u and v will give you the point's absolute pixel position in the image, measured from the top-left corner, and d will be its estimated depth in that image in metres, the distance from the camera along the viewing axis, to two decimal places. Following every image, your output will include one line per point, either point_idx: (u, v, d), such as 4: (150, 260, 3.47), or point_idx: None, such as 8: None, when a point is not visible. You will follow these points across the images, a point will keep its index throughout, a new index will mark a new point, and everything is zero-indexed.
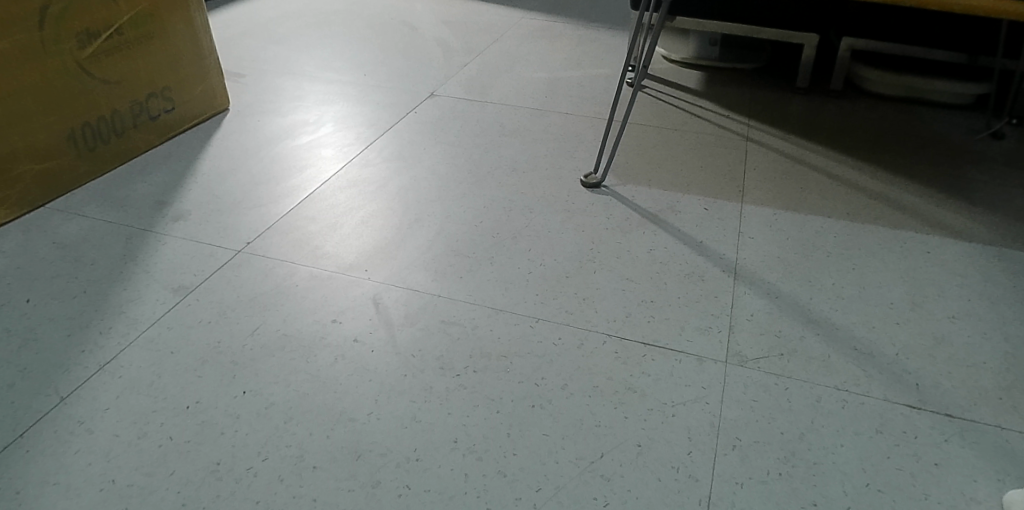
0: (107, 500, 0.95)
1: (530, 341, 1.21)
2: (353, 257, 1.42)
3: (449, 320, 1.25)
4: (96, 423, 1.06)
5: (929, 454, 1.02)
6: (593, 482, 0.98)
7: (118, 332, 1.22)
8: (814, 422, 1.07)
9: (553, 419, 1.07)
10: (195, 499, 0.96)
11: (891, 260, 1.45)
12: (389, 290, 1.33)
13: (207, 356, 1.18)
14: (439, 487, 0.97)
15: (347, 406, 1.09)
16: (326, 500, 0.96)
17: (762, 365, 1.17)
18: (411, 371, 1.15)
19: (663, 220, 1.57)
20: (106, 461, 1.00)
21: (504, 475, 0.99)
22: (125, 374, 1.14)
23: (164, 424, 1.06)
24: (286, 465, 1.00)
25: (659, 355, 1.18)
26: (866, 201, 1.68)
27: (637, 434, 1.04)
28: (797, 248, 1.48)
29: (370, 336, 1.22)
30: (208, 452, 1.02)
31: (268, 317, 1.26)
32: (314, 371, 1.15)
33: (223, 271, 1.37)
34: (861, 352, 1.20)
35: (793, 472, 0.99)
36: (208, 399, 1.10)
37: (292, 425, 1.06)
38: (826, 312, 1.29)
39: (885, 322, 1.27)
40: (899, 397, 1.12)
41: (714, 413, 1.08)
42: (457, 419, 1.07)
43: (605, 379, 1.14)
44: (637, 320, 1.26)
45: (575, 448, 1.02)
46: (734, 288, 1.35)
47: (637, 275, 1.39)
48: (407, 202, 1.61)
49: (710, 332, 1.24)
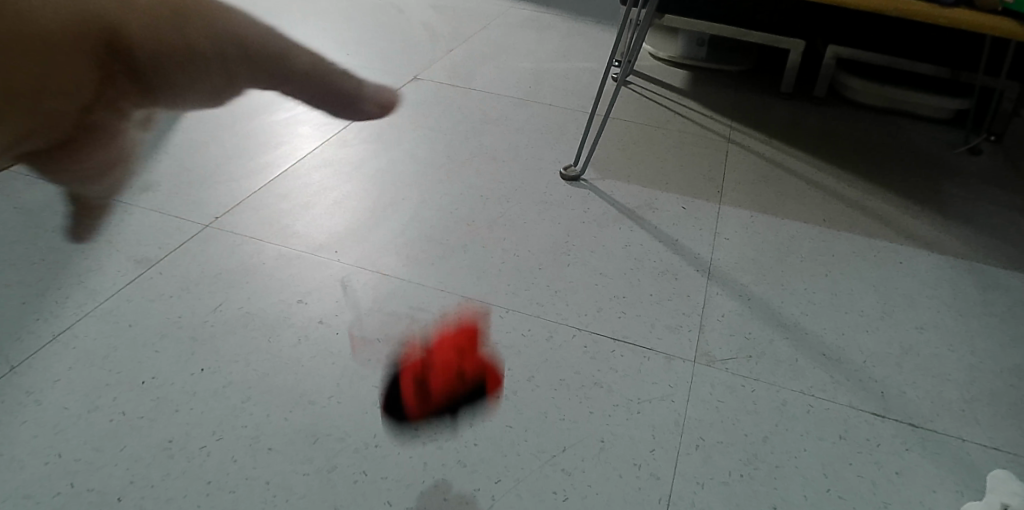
0: (51, 475, 0.92)
1: (499, 330, 1.19)
2: (324, 237, 1.39)
3: (418, 306, 1.23)
4: (45, 394, 1.02)
5: (890, 462, 1.02)
6: (553, 476, 0.95)
7: (75, 302, 1.18)
8: (780, 425, 1.05)
9: (517, 411, 1.04)
10: (144, 477, 0.92)
11: (865, 270, 1.45)
12: (358, 272, 1.30)
13: (168, 330, 1.14)
14: (396, 475, 0.95)
15: (309, 388, 1.06)
16: (279, 482, 0.93)
17: (730, 366, 1.16)
18: (375, 355, 1.12)
19: (640, 217, 1.56)
20: (54, 433, 0.97)
21: (463, 464, 0.96)
22: (78, 345, 1.10)
23: (116, 398, 1.02)
24: (241, 446, 0.97)
25: (628, 351, 1.17)
26: (841, 208, 1.69)
27: (601, 429, 1.02)
28: (772, 252, 1.49)
29: (337, 319, 1.19)
30: (160, 429, 0.98)
31: (232, 294, 1.22)
32: (276, 351, 1.12)
33: (188, 245, 1.34)
34: (828, 358, 1.20)
35: (755, 474, 0.97)
36: (165, 374, 1.07)
37: (250, 405, 1.03)
38: (797, 317, 1.30)
39: (854, 329, 1.28)
40: (863, 404, 1.12)
41: (680, 412, 1.05)
42: (420, 407, 1.04)
43: (572, 372, 1.12)
44: (608, 315, 1.25)
45: (538, 441, 1.00)
46: (707, 289, 1.34)
47: (611, 270, 1.37)
48: (383, 185, 1.58)
49: (680, 331, 1.23)
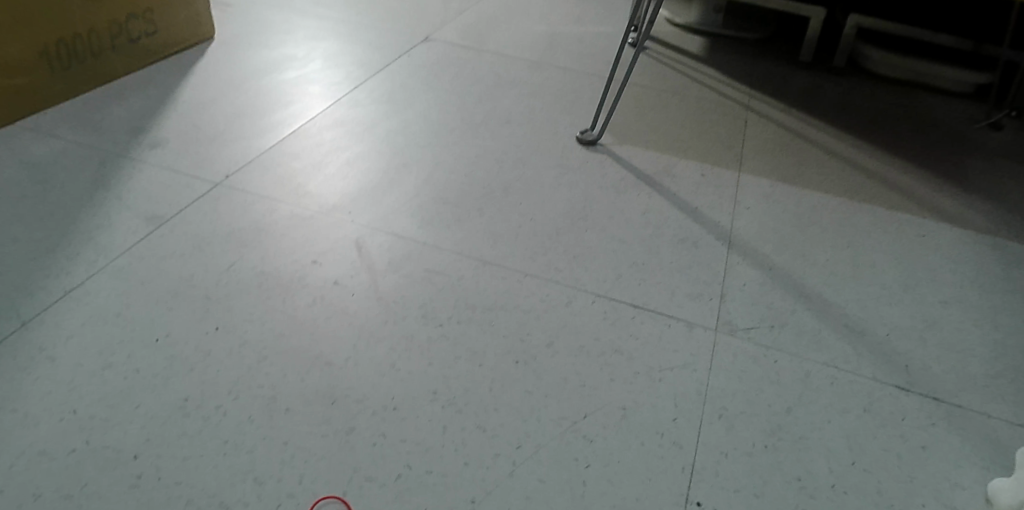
0: (65, 431, 0.90)
1: (517, 295, 1.17)
2: (337, 198, 1.36)
3: (434, 269, 1.21)
4: (59, 351, 1.00)
5: (914, 437, 1.00)
6: (574, 442, 0.94)
7: (86, 259, 1.16)
8: (803, 397, 1.04)
9: (536, 377, 1.03)
10: (160, 435, 0.91)
11: (887, 243, 1.43)
12: (373, 234, 1.27)
13: (181, 288, 1.12)
14: (416, 438, 0.93)
15: (325, 349, 1.04)
16: (297, 443, 0.91)
17: (752, 337, 1.14)
18: (392, 317, 1.10)
19: (658, 184, 1.53)
20: (68, 390, 0.95)
21: (483, 429, 0.95)
22: (91, 301, 1.09)
23: (130, 356, 1.01)
24: (258, 406, 0.96)
25: (648, 318, 1.15)
26: (862, 180, 1.65)
27: (622, 396, 1.00)
28: (793, 222, 1.46)
29: (352, 280, 1.17)
30: (176, 387, 0.97)
31: (245, 253, 1.20)
32: (292, 311, 1.10)
33: (199, 203, 1.31)
34: (851, 331, 1.18)
35: (779, 446, 0.95)
36: (179, 333, 1.05)
37: (266, 365, 1.01)
38: (819, 289, 1.27)
39: (877, 302, 1.26)
40: (887, 377, 1.10)
41: (702, 381, 1.04)
42: (438, 370, 1.03)
43: (592, 338, 1.10)
44: (628, 282, 1.23)
45: (558, 406, 0.98)
46: (727, 258, 1.32)
47: (630, 237, 1.35)
48: (396, 146, 1.55)
49: (701, 299, 1.21)
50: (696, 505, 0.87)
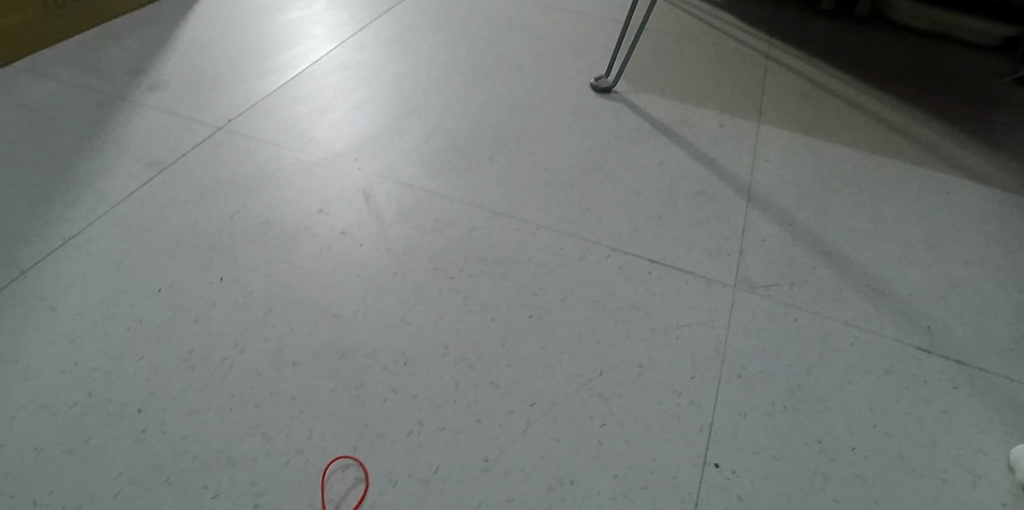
0: (68, 383, 0.88)
1: (530, 247, 1.13)
2: (343, 144, 1.31)
3: (444, 220, 1.16)
4: (59, 301, 0.98)
5: (936, 400, 0.97)
6: (589, 400, 0.91)
7: (85, 205, 1.12)
8: (824, 357, 1.01)
9: (550, 332, 1.00)
10: (165, 388, 0.89)
11: (911, 200, 1.38)
12: (380, 182, 1.23)
13: (183, 237, 1.09)
14: (427, 394, 0.91)
15: (333, 301, 1.01)
16: (306, 398, 0.89)
17: (772, 293, 1.10)
18: (401, 270, 1.07)
19: (675, 134, 1.47)
20: (70, 341, 0.93)
21: (496, 385, 0.92)
22: (91, 250, 1.05)
23: (132, 306, 0.98)
24: (265, 359, 0.93)
25: (665, 273, 1.11)
26: (886, 134, 1.59)
27: (639, 354, 0.98)
28: (814, 176, 1.41)
29: (360, 230, 1.13)
30: (180, 339, 0.94)
31: (249, 201, 1.16)
32: (298, 261, 1.07)
33: (201, 149, 1.26)
34: (873, 289, 1.15)
35: (799, 407, 0.93)
36: (182, 283, 1.02)
37: (272, 317, 0.98)
38: (840, 246, 1.23)
39: (900, 261, 1.22)
40: (909, 338, 1.07)
41: (721, 338, 1.01)
42: (449, 324, 1.00)
43: (608, 293, 1.07)
44: (644, 235, 1.19)
45: (573, 363, 0.96)
46: (746, 213, 1.27)
47: (646, 189, 1.30)
48: (403, 91, 1.49)
49: (719, 254, 1.17)
50: (713, 467, 0.86)
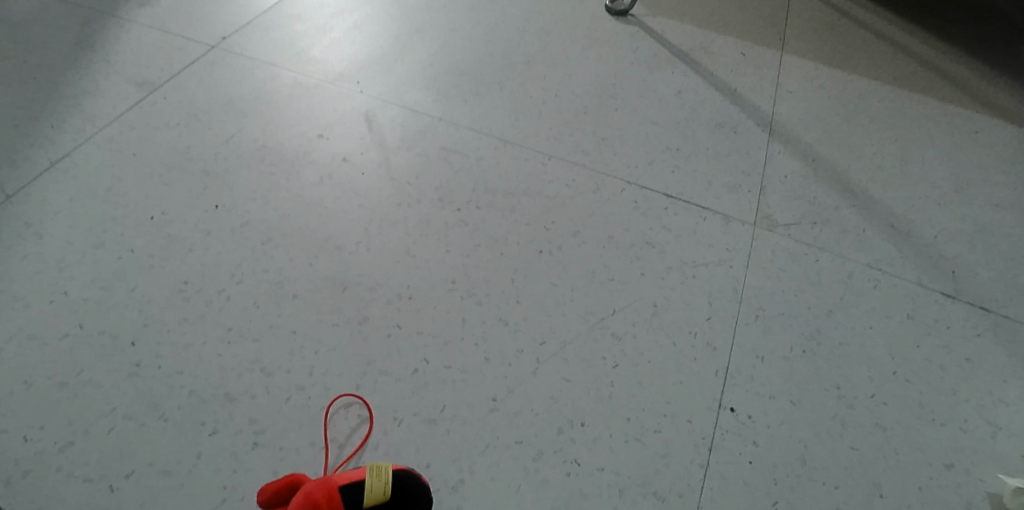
0: (58, 314, 0.84)
1: (540, 179, 1.08)
2: (343, 66, 1.23)
3: (450, 148, 1.10)
4: (47, 227, 0.93)
5: (959, 348, 0.93)
6: (602, 340, 0.88)
7: (72, 127, 1.06)
8: (845, 300, 0.97)
9: (562, 268, 0.96)
10: (158, 321, 0.85)
11: (940, 139, 1.30)
12: (383, 107, 1.16)
13: (176, 161, 1.03)
14: (432, 331, 0.87)
15: (334, 232, 0.97)
16: (307, 333, 0.86)
17: (793, 233, 1.05)
18: (406, 200, 1.02)
19: (695, 61, 1.39)
20: (58, 270, 0.89)
21: (504, 323, 0.89)
22: (79, 174, 1.00)
23: (123, 235, 0.93)
24: (263, 292, 0.89)
25: (682, 209, 1.06)
26: (916, 66, 1.49)
27: (653, 292, 0.94)
28: (839, 112, 1.33)
29: (362, 157, 1.07)
30: (174, 270, 0.90)
31: (245, 124, 1.10)
32: (297, 189, 1.02)
33: (194, 68, 1.19)
34: (896, 231, 1.09)
35: (818, 351, 0.90)
36: (176, 211, 0.97)
37: (270, 248, 0.94)
38: (864, 185, 1.17)
39: (925, 203, 1.15)
40: (933, 283, 1.01)
41: (739, 279, 0.97)
42: (456, 258, 0.95)
43: (622, 229, 1.02)
44: (661, 169, 1.13)
45: (585, 301, 0.92)
46: (768, 147, 1.21)
47: (663, 119, 1.23)
48: (407, 8, 1.39)
49: (739, 190, 1.11)
50: (729, 411, 0.83)
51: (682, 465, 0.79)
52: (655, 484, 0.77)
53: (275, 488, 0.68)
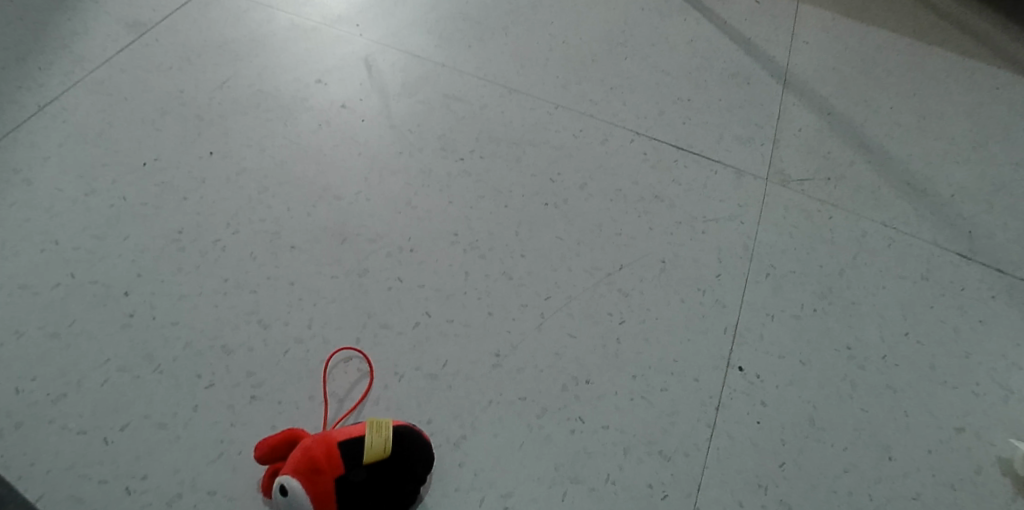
0: (49, 263, 0.82)
1: (546, 129, 1.04)
2: (342, 7, 1.16)
3: (453, 96, 1.06)
4: (35, 173, 0.90)
5: (973, 310, 0.91)
6: (608, 296, 0.86)
7: (60, 70, 1.02)
8: (858, 258, 0.94)
9: (567, 222, 0.93)
10: (152, 271, 0.83)
11: (960, 86, 1.22)
12: (383, 51, 1.11)
13: (169, 106, 0.99)
14: (434, 284, 0.85)
15: (333, 181, 0.93)
16: (306, 285, 0.84)
17: (806, 189, 1.02)
18: (407, 149, 0.98)
19: (707, 10, 1.30)
20: (48, 218, 0.86)
21: (509, 277, 0.87)
22: (69, 119, 0.96)
23: (115, 182, 0.90)
24: (260, 242, 0.87)
25: (693, 163, 1.03)
26: (943, 12, 1.36)
27: (662, 248, 0.91)
28: (855, 62, 1.24)
29: (362, 104, 1.03)
30: (169, 219, 0.87)
31: (241, 68, 1.05)
32: (294, 137, 0.98)
33: (186, 10, 1.12)
34: (912, 189, 1.05)
35: (829, 310, 0.88)
36: (169, 157, 0.93)
37: (267, 197, 0.91)
38: (880, 139, 1.12)
39: (943, 161, 1.10)
40: (948, 243, 0.98)
41: (750, 235, 0.94)
42: (459, 210, 0.92)
43: (631, 182, 0.99)
44: (672, 120, 1.09)
45: (592, 256, 0.90)
46: (782, 98, 1.16)
47: (674, 68, 1.18)
48: None
49: (752, 144, 1.07)
50: (737, 370, 0.82)
51: (688, 425, 0.77)
52: (660, 442, 0.76)
53: (273, 443, 0.66)
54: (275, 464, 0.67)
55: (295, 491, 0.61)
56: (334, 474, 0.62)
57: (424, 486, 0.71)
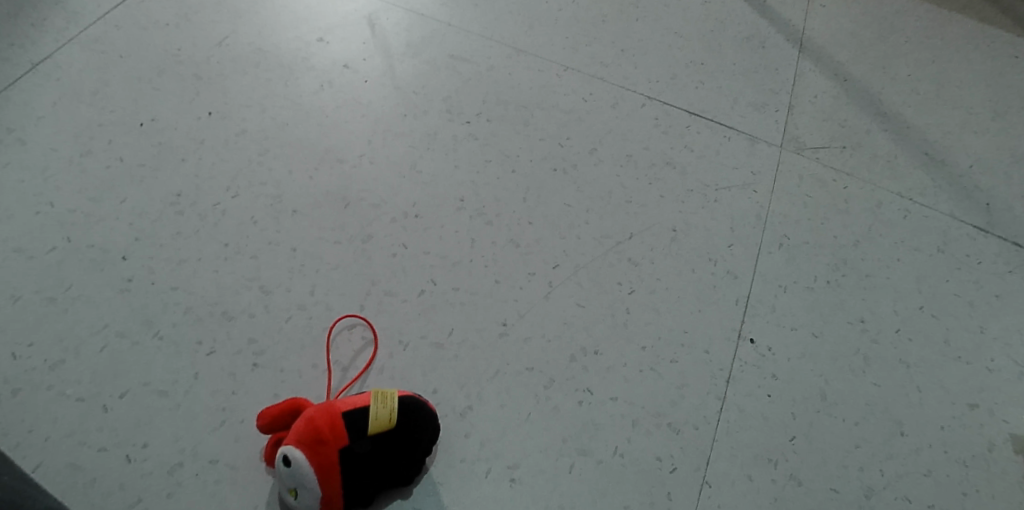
0: (44, 226, 0.80)
1: (555, 92, 1.01)
2: None
3: (459, 56, 1.03)
4: (29, 133, 0.87)
5: (989, 284, 0.89)
6: (617, 265, 0.84)
7: (53, 25, 0.98)
8: (873, 230, 0.92)
9: (576, 188, 0.90)
10: (151, 235, 0.81)
11: (981, 53, 1.18)
12: (387, 9, 1.07)
13: (165, 65, 0.96)
14: (440, 251, 0.83)
15: (335, 144, 0.91)
16: (308, 251, 0.82)
17: (821, 157, 0.99)
18: (412, 111, 0.95)
19: None
20: (43, 180, 0.83)
21: (516, 245, 0.85)
22: (63, 77, 0.93)
23: (111, 143, 0.87)
24: (260, 206, 0.84)
25: (705, 128, 1.00)
26: None
27: (673, 216, 0.89)
28: (873, 27, 1.20)
29: (365, 64, 0.99)
30: (167, 181, 0.85)
31: (240, 26, 1.01)
32: (295, 98, 0.95)
33: None
34: (930, 159, 1.02)
35: (843, 283, 0.86)
36: (167, 118, 0.91)
37: (268, 160, 0.88)
38: (897, 107, 1.09)
39: (961, 130, 1.07)
40: (965, 216, 0.96)
41: (763, 204, 0.92)
42: (465, 175, 0.90)
43: (641, 148, 0.96)
44: (684, 85, 1.06)
45: (601, 224, 0.87)
46: (798, 64, 1.12)
47: (687, 30, 1.14)
48: None
49: (766, 110, 1.04)
50: (748, 343, 0.80)
51: (698, 397, 0.76)
52: (669, 415, 0.75)
53: (276, 412, 0.65)
54: (279, 433, 0.66)
55: (298, 462, 0.60)
56: (337, 445, 0.61)
57: (429, 457, 0.70)
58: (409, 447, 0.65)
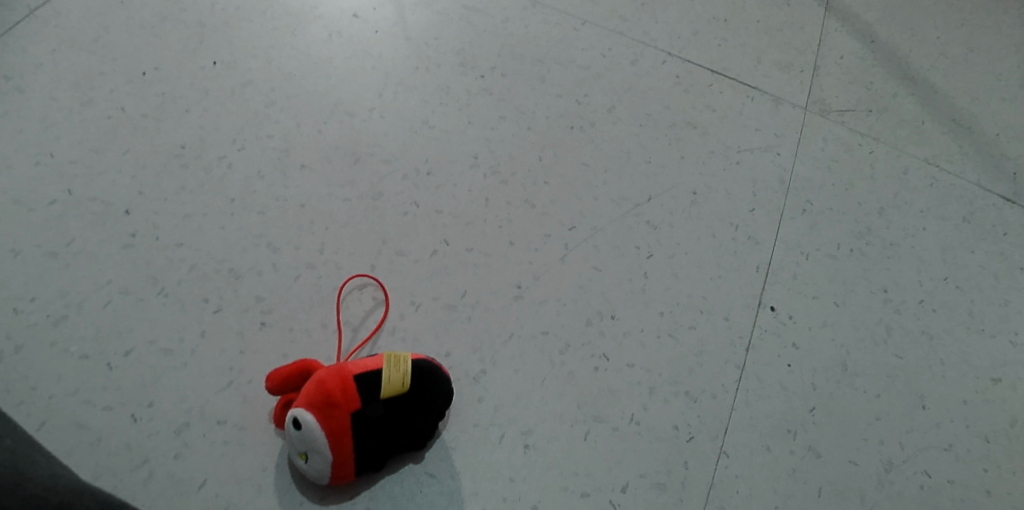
0: (45, 178, 0.77)
1: (572, 47, 0.96)
2: None
3: (473, 7, 0.97)
4: (26, 81, 0.83)
5: (1014, 256, 0.87)
6: (636, 229, 0.82)
7: None
8: (899, 197, 0.89)
9: (594, 148, 0.88)
10: (154, 189, 0.78)
11: (1013, 16, 1.13)
12: None
13: (167, 10, 0.91)
14: (453, 210, 0.81)
15: (345, 96, 0.88)
16: (317, 207, 0.79)
17: (847, 120, 0.96)
18: (424, 64, 0.92)
19: None
20: (42, 130, 0.80)
21: (531, 205, 0.82)
22: (62, 24, 0.88)
23: (112, 92, 0.84)
24: (267, 160, 0.82)
25: (728, 88, 0.96)
26: None
27: (694, 179, 0.86)
28: None
29: (373, 14, 0.94)
30: (170, 133, 0.82)
31: None
32: (302, 47, 0.91)
33: None
34: (957, 125, 0.99)
35: (866, 251, 0.84)
36: (169, 67, 0.87)
37: (275, 112, 0.85)
38: (925, 71, 1.04)
39: (990, 96, 1.03)
40: (992, 185, 0.93)
41: (786, 168, 0.89)
42: (479, 132, 0.87)
43: (662, 108, 0.92)
44: (707, 42, 1.01)
45: (620, 186, 0.85)
46: (824, 21, 1.07)
47: None
48: None
49: (792, 70, 1.00)
50: (769, 311, 0.78)
51: (716, 366, 0.75)
52: (687, 384, 0.73)
53: (286, 374, 0.64)
54: (288, 395, 0.64)
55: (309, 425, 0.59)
56: (350, 409, 0.60)
57: (442, 421, 0.68)
58: (422, 413, 0.63)
